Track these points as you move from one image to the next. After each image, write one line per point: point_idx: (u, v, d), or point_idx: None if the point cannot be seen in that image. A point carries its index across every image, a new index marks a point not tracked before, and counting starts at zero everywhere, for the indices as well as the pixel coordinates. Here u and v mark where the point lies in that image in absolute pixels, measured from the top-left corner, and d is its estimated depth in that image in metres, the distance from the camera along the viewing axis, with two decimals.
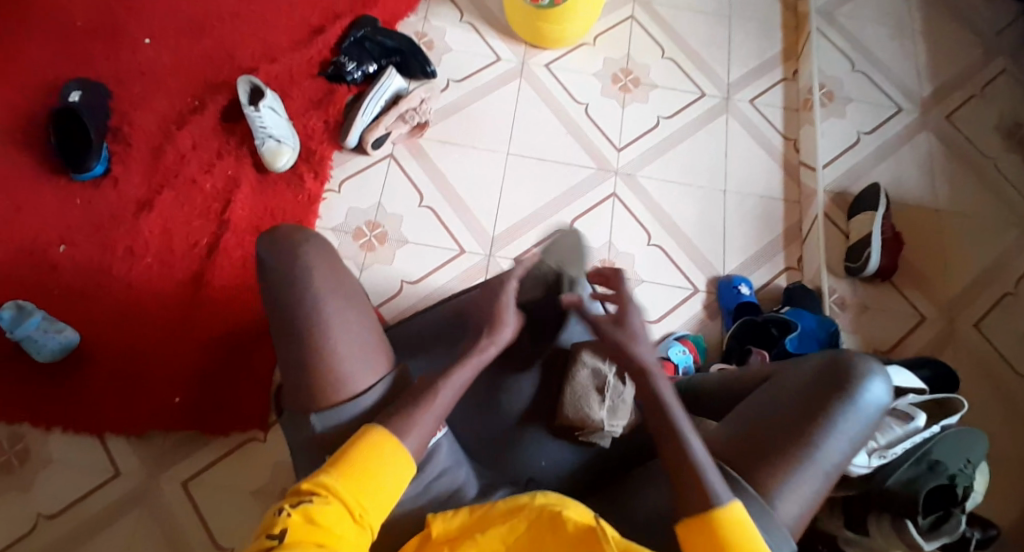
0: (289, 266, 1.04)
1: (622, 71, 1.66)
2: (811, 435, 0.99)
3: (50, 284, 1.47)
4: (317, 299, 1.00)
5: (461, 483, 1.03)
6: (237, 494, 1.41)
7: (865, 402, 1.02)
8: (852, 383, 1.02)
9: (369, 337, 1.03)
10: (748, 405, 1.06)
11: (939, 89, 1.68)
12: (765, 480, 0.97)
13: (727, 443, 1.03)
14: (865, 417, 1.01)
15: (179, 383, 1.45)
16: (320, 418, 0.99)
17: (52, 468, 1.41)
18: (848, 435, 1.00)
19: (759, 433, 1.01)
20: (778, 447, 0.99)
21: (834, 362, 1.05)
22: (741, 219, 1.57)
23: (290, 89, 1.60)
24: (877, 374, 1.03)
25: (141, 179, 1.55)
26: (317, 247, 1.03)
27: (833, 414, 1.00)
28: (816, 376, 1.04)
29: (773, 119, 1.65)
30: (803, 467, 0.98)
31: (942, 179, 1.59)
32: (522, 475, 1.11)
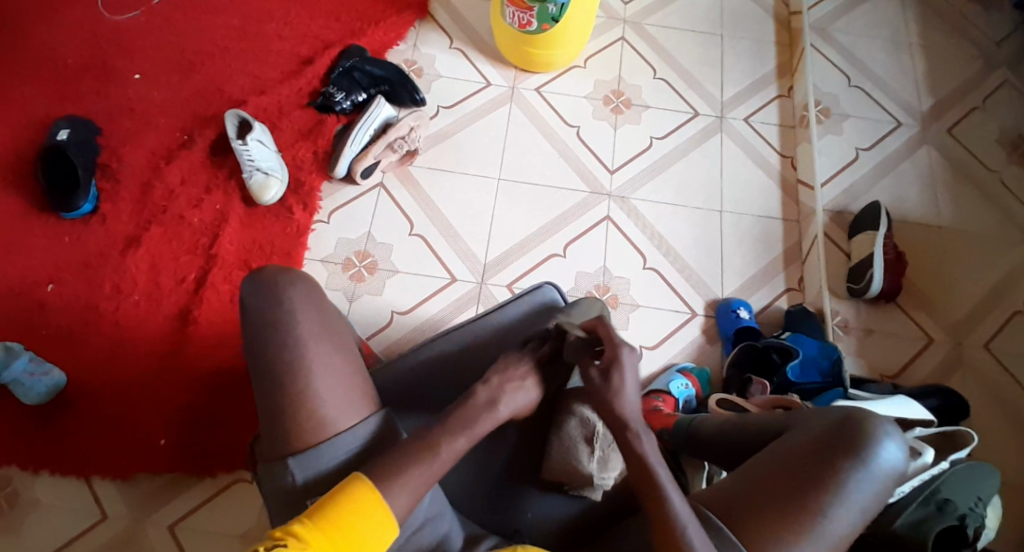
0: (272, 301, 1.04)
1: (614, 93, 1.64)
2: (817, 499, 0.98)
3: (37, 324, 1.46)
4: (298, 340, 1.02)
5: (445, 532, 1.02)
6: (224, 538, 1.38)
7: (878, 466, 1.00)
8: (864, 446, 1.00)
9: (349, 380, 1.04)
10: (751, 462, 1.05)
11: (938, 103, 1.64)
12: (764, 546, 0.96)
13: (727, 497, 1.02)
14: (876, 481, 1.00)
15: (165, 426, 1.42)
16: (296, 462, 0.98)
17: (39, 512, 1.38)
18: (856, 501, 0.99)
19: (762, 491, 1.00)
20: (781, 512, 0.98)
21: (849, 421, 1.03)
22: (738, 239, 1.53)
23: (279, 121, 1.59)
24: (892, 436, 1.02)
25: (129, 215, 1.54)
26: (299, 290, 1.05)
27: (843, 478, 0.99)
28: (828, 433, 1.03)
29: (769, 137, 1.61)
30: (809, 535, 0.97)
31: (945, 196, 1.55)
32: (511, 525, 1.12)
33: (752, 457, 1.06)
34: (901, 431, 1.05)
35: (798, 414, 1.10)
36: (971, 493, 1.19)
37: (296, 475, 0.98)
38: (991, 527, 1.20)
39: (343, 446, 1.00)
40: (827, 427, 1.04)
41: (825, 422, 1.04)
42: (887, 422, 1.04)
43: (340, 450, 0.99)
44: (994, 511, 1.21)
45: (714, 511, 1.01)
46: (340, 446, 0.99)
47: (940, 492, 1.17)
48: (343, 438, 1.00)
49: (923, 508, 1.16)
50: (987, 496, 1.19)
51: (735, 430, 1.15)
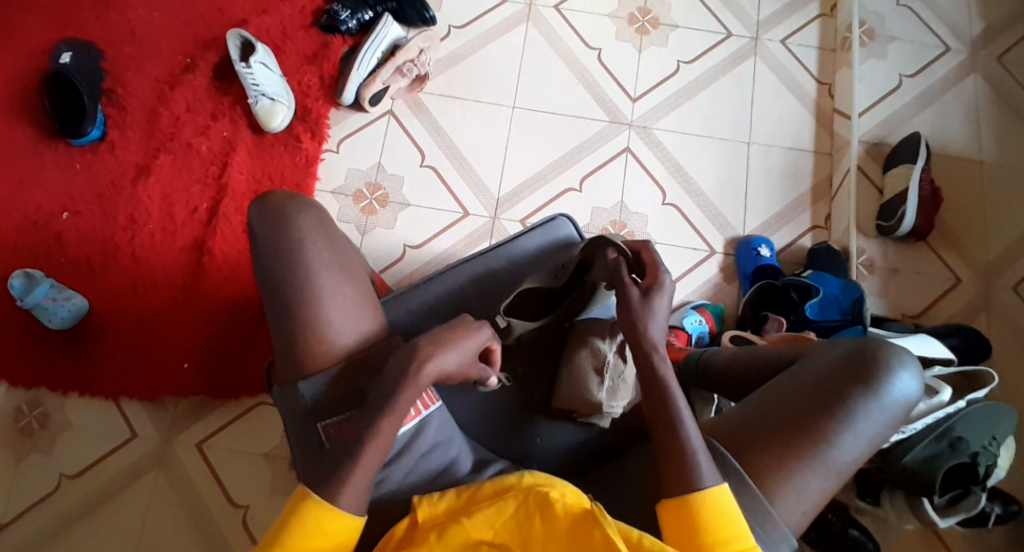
0: (270, 258, 1.03)
1: (640, 11, 1.52)
2: (828, 428, 0.97)
3: (54, 254, 1.47)
4: (309, 268, 1.02)
5: (452, 457, 1.03)
6: (250, 456, 1.44)
7: (892, 395, 0.98)
8: (879, 375, 0.98)
9: (361, 308, 1.06)
10: (762, 391, 1.03)
11: (996, 24, 1.49)
12: (769, 475, 0.96)
13: (736, 426, 1.01)
14: (889, 411, 0.98)
15: (187, 350, 1.45)
16: (306, 385, 1.03)
17: (71, 432, 1.44)
18: (868, 431, 0.97)
19: (770, 421, 0.99)
20: (788, 442, 0.97)
21: (864, 349, 1.01)
22: (765, 174, 1.45)
23: (283, 43, 1.52)
24: (909, 365, 1.00)
25: (137, 144, 1.51)
26: (309, 218, 1.04)
27: (855, 407, 0.97)
28: (842, 362, 1.01)
29: (805, 61, 1.50)
30: (815, 464, 0.96)
31: (992, 129, 1.43)
32: (520, 451, 1.14)
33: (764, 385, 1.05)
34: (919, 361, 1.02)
35: (815, 344, 1.08)
36: (986, 432, 1.16)
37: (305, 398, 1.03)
38: (1004, 466, 1.18)
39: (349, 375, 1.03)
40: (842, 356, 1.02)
41: (840, 351, 1.02)
42: (904, 351, 1.02)
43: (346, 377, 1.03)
44: (1009, 451, 1.19)
45: (721, 441, 1.00)
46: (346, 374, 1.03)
47: (954, 429, 1.14)
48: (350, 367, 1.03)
49: (935, 445, 1.15)
50: (1001, 435, 1.17)
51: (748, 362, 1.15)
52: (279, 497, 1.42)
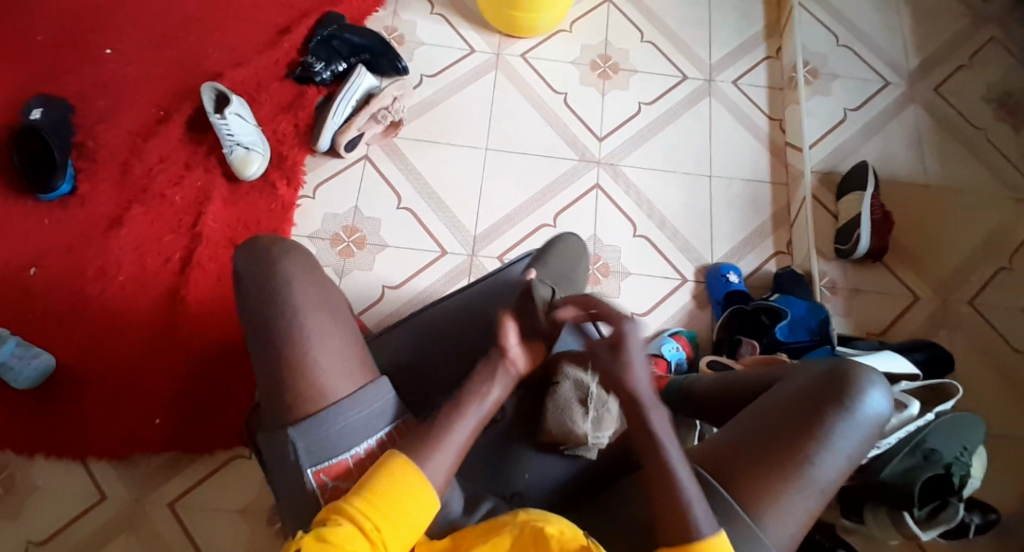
0: (263, 282, 1.03)
1: (601, 57, 1.61)
2: (806, 449, 0.96)
3: (22, 308, 1.43)
4: (298, 311, 1.01)
5: (447, 499, 0.99)
6: (225, 514, 1.38)
7: (865, 414, 0.98)
8: (852, 394, 0.99)
9: (350, 349, 1.03)
10: (741, 417, 1.03)
11: (927, 61, 1.63)
12: (753, 501, 0.95)
13: (717, 453, 1.00)
14: (864, 430, 0.98)
15: (160, 404, 1.41)
16: (298, 431, 0.97)
17: (35, 497, 1.37)
18: (845, 450, 0.97)
19: (750, 446, 0.98)
20: (769, 465, 0.96)
21: (835, 371, 1.02)
22: (728, 204, 1.52)
23: (258, 94, 1.55)
24: (878, 384, 1.01)
25: (109, 195, 1.50)
26: (296, 262, 1.03)
27: (831, 427, 0.97)
28: (814, 383, 1.01)
29: (757, 99, 1.60)
30: (799, 486, 0.95)
31: (932, 156, 1.55)
32: (510, 488, 1.11)
33: (743, 412, 1.05)
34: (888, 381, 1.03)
35: (788, 370, 1.08)
36: (957, 443, 1.20)
37: (297, 445, 0.97)
38: (978, 477, 1.21)
39: (342, 415, 0.98)
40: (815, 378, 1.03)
41: (811, 374, 1.03)
42: (873, 370, 1.02)
43: (339, 418, 0.98)
44: (981, 462, 1.21)
45: (703, 468, 0.99)
46: (338, 415, 0.98)
47: (926, 442, 1.18)
48: (345, 405, 0.98)
49: (910, 458, 1.18)
50: (971, 446, 1.20)
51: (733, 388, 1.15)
52: None
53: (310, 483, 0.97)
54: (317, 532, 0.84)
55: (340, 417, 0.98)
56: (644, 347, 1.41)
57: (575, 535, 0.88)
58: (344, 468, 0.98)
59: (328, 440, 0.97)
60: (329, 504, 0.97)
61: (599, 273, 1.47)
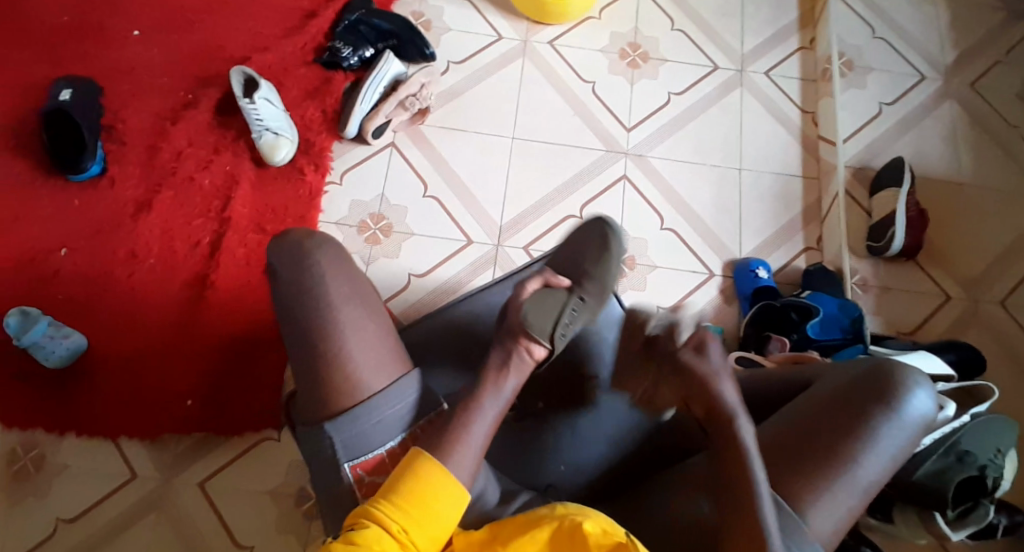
0: (295, 271, 1.05)
1: (631, 46, 1.59)
2: (850, 446, 0.99)
3: (53, 289, 1.45)
4: (331, 303, 1.03)
5: (482, 488, 1.02)
6: (254, 496, 1.40)
7: (909, 414, 1.01)
8: (897, 395, 1.01)
9: (384, 341, 1.05)
10: (783, 414, 1.05)
11: (965, 54, 1.60)
12: (799, 496, 0.98)
13: (761, 450, 1.02)
14: (907, 429, 1.01)
15: (190, 387, 1.43)
16: (334, 426, 1.00)
17: (67, 475, 1.39)
18: (889, 449, 1.00)
19: (797, 443, 1.01)
20: (815, 463, 0.99)
21: (878, 370, 1.04)
22: (757, 198, 1.51)
23: (285, 79, 1.55)
24: (922, 384, 1.03)
25: (138, 179, 1.51)
26: (330, 255, 1.05)
27: (875, 426, 1.00)
28: (858, 382, 1.03)
29: (789, 91, 1.58)
30: (844, 484, 0.98)
31: (968, 151, 1.52)
32: (543, 479, 1.12)
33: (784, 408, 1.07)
34: (931, 381, 1.06)
35: (828, 367, 1.11)
36: (991, 444, 1.19)
37: (333, 439, 1.00)
38: (1009, 478, 1.21)
39: (377, 410, 1.01)
40: (859, 377, 1.05)
41: (855, 372, 1.05)
42: (918, 370, 1.05)
43: (374, 413, 1.00)
44: (1012, 463, 1.21)
45: None
46: (372, 412, 1.00)
47: (960, 443, 1.16)
48: (378, 401, 1.01)
49: (943, 459, 1.16)
50: (1005, 447, 1.19)
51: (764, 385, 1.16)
52: (284, 537, 1.38)
53: (346, 477, 1.00)
54: (348, 536, 0.88)
55: (374, 412, 1.01)
56: None
57: (613, 533, 0.88)
58: (380, 463, 1.01)
59: (365, 434, 1.00)
60: (364, 498, 1.00)
61: (625, 266, 1.46)
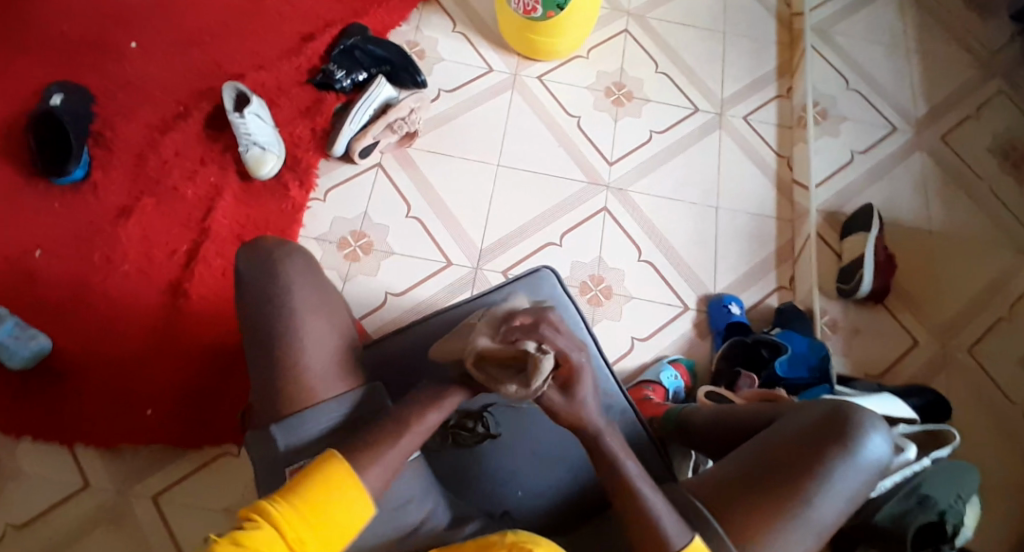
0: (278, 274, 1.07)
1: (615, 85, 1.64)
2: (808, 484, 1.01)
3: (26, 290, 1.43)
4: (294, 311, 1.05)
5: (427, 511, 1.06)
6: (208, 512, 1.36)
7: (865, 457, 1.03)
8: (853, 436, 1.04)
9: (338, 354, 1.08)
10: (743, 451, 1.07)
11: (935, 109, 1.67)
12: (754, 532, 0.99)
13: (719, 482, 1.04)
14: (862, 473, 1.03)
15: (154, 395, 1.40)
16: (281, 429, 1.02)
17: (16, 481, 1.35)
18: (845, 490, 1.02)
19: (751, 480, 1.02)
20: (772, 501, 1.00)
21: (838, 413, 1.06)
22: (733, 236, 1.54)
23: (278, 97, 1.58)
24: (879, 429, 1.05)
25: (122, 185, 1.52)
26: (298, 263, 1.08)
27: (832, 466, 1.02)
28: (818, 423, 1.06)
29: (766, 136, 1.63)
30: (799, 523, 1.00)
31: (937, 202, 1.57)
32: (500, 506, 1.13)
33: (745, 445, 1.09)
34: (887, 425, 1.08)
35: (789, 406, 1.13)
36: (952, 490, 1.20)
37: (279, 442, 1.02)
38: (970, 525, 1.22)
39: (327, 416, 1.04)
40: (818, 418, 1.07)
41: (815, 413, 1.08)
42: (875, 414, 1.08)
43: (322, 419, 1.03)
44: (974, 510, 1.23)
45: (705, 496, 1.03)
46: (323, 416, 1.03)
47: (922, 487, 1.18)
48: (327, 408, 1.04)
49: (905, 502, 1.18)
50: (966, 493, 1.21)
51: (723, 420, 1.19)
52: None
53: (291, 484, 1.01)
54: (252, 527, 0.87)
55: (324, 418, 1.03)
56: (641, 376, 1.43)
57: None
58: None
59: (310, 439, 1.03)
60: None
61: (601, 295, 1.48)
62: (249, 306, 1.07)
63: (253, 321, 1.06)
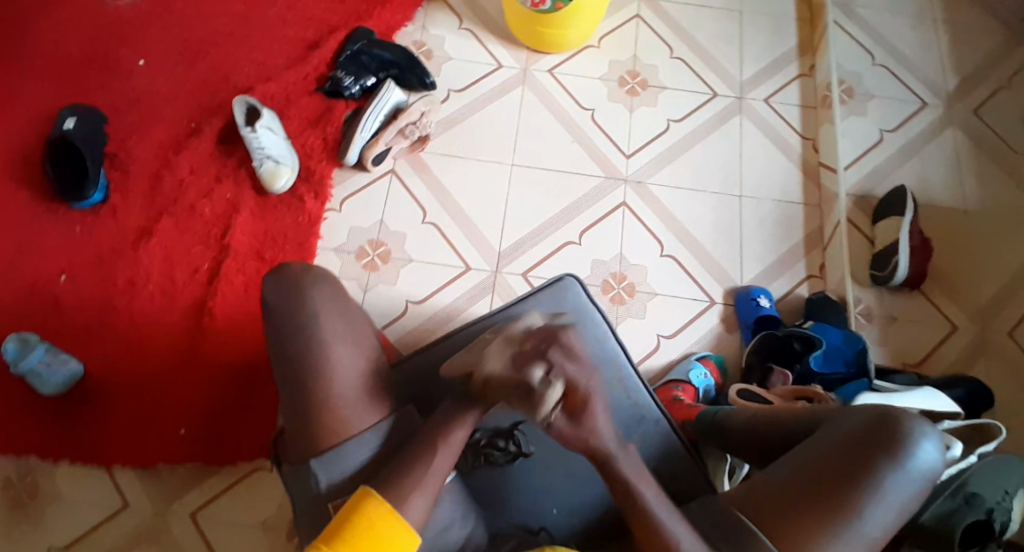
0: (304, 301, 1.05)
1: (630, 73, 1.60)
2: (856, 499, 0.96)
3: (52, 318, 1.43)
4: (323, 340, 1.04)
5: (472, 530, 1.06)
6: (247, 528, 1.36)
7: (915, 469, 0.97)
8: (902, 447, 0.98)
9: (371, 378, 1.07)
10: (785, 463, 1.02)
11: (965, 81, 1.60)
12: (794, 548, 0.96)
13: (761, 499, 1.00)
14: (912, 484, 0.97)
15: (187, 415, 1.40)
16: (320, 463, 1.03)
17: (58, 504, 1.35)
18: (893, 504, 0.97)
19: (793, 497, 0.99)
20: (816, 520, 0.96)
21: (886, 422, 1.00)
22: (758, 225, 1.50)
23: (287, 108, 1.57)
24: (928, 437, 0.99)
25: (139, 206, 1.52)
26: (324, 292, 1.06)
27: (880, 480, 0.96)
28: (864, 434, 1.00)
29: (790, 118, 1.58)
30: (844, 541, 0.95)
31: (971, 179, 1.51)
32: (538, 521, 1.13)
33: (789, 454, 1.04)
34: (937, 430, 1.01)
35: (832, 411, 1.07)
36: (999, 486, 1.14)
37: (319, 477, 1.03)
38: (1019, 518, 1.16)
39: (368, 443, 1.04)
40: (863, 428, 1.01)
41: (861, 422, 1.01)
42: (925, 419, 1.01)
43: (360, 449, 1.04)
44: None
45: (748, 514, 1.00)
46: (362, 445, 1.04)
47: (967, 485, 1.13)
48: (365, 437, 1.04)
49: (950, 501, 1.13)
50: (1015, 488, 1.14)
51: (761, 426, 1.13)
52: None
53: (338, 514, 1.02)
54: None
55: (365, 445, 1.04)
56: (668, 373, 1.39)
57: None
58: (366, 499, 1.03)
59: (348, 473, 1.03)
60: None
61: (624, 293, 1.45)
62: (271, 331, 1.06)
63: (277, 347, 1.05)
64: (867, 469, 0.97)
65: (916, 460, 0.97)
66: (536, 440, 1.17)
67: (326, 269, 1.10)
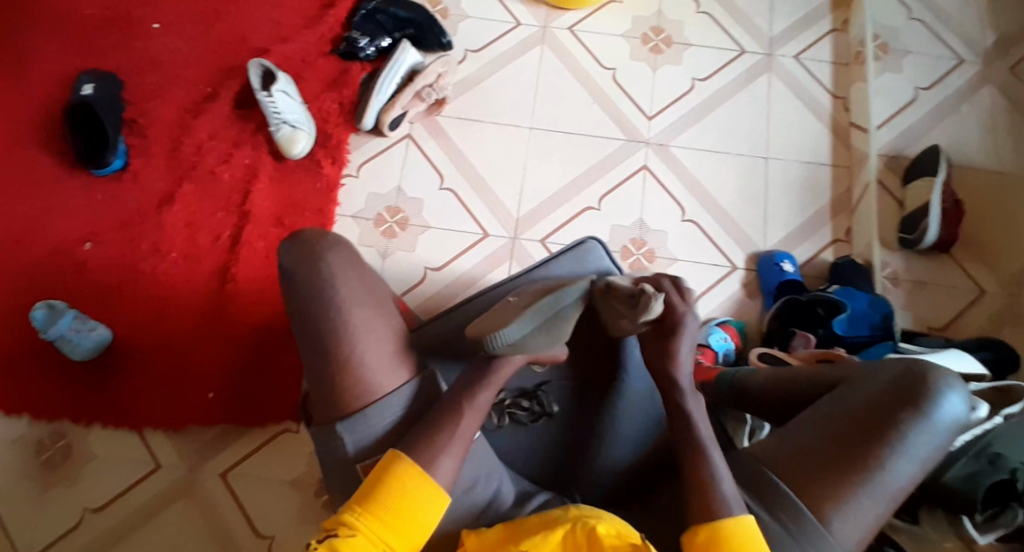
0: (321, 269, 1.04)
1: (654, 30, 1.56)
2: (881, 450, 0.95)
3: (79, 283, 1.45)
4: (341, 309, 1.04)
5: (497, 489, 1.05)
6: (275, 485, 1.39)
7: (941, 418, 0.97)
8: (928, 396, 0.97)
9: (393, 344, 1.07)
10: (809, 419, 1.01)
11: (1006, 35, 1.53)
12: (820, 500, 0.94)
13: (784, 454, 0.99)
14: (939, 435, 0.97)
15: (214, 378, 1.42)
16: (346, 426, 1.03)
17: (93, 465, 1.39)
18: (919, 455, 0.96)
19: (818, 450, 0.97)
20: (841, 472, 0.95)
21: (911, 373, 1.00)
22: (785, 187, 1.47)
23: (303, 71, 1.54)
24: (955, 387, 0.98)
25: (160, 172, 1.52)
26: (340, 257, 1.05)
27: (906, 430, 0.96)
28: (888, 386, 0.99)
29: (820, 76, 1.53)
30: (869, 492, 0.94)
31: (1008, 140, 1.45)
32: (560, 482, 1.13)
33: (812, 409, 1.03)
34: (964, 383, 1.01)
35: (856, 368, 1.06)
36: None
37: (346, 441, 1.03)
38: None
39: (389, 408, 1.05)
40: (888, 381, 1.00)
41: (886, 375, 1.01)
42: (951, 372, 1.01)
43: (381, 415, 1.04)
44: None
45: (771, 468, 0.99)
46: (382, 411, 1.04)
47: (991, 446, 1.10)
48: (387, 402, 1.04)
49: (974, 463, 1.10)
50: None
51: (785, 390, 1.11)
52: (304, 528, 1.37)
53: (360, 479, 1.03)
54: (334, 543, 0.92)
55: (387, 411, 1.04)
56: None
57: (627, 533, 0.92)
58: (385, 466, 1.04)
59: (370, 439, 1.04)
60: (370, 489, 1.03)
61: (644, 258, 1.43)
62: (291, 305, 1.06)
63: (299, 321, 1.05)
64: (892, 419, 0.96)
65: (942, 408, 0.97)
66: (559, 401, 1.16)
67: (343, 236, 1.09)
